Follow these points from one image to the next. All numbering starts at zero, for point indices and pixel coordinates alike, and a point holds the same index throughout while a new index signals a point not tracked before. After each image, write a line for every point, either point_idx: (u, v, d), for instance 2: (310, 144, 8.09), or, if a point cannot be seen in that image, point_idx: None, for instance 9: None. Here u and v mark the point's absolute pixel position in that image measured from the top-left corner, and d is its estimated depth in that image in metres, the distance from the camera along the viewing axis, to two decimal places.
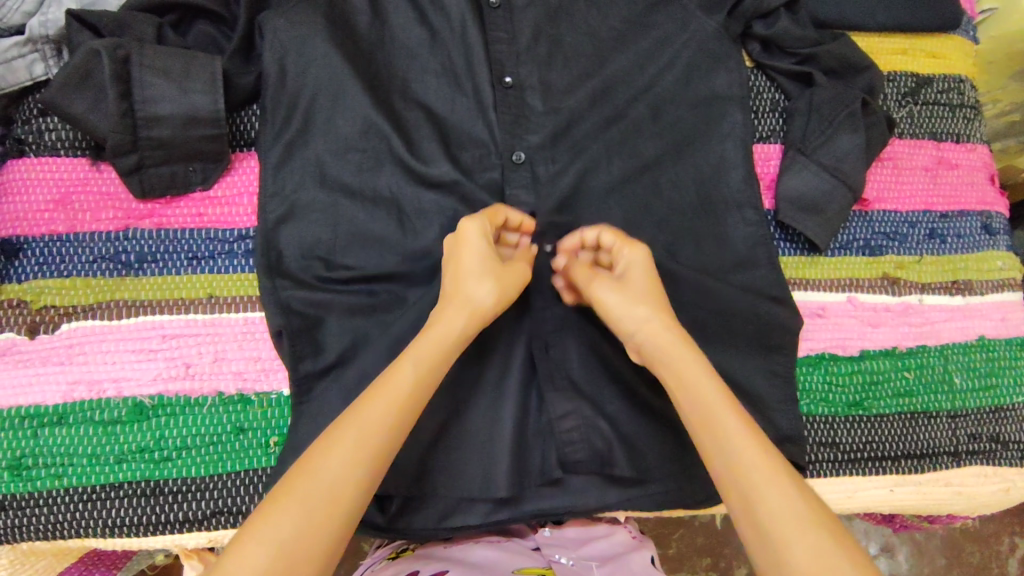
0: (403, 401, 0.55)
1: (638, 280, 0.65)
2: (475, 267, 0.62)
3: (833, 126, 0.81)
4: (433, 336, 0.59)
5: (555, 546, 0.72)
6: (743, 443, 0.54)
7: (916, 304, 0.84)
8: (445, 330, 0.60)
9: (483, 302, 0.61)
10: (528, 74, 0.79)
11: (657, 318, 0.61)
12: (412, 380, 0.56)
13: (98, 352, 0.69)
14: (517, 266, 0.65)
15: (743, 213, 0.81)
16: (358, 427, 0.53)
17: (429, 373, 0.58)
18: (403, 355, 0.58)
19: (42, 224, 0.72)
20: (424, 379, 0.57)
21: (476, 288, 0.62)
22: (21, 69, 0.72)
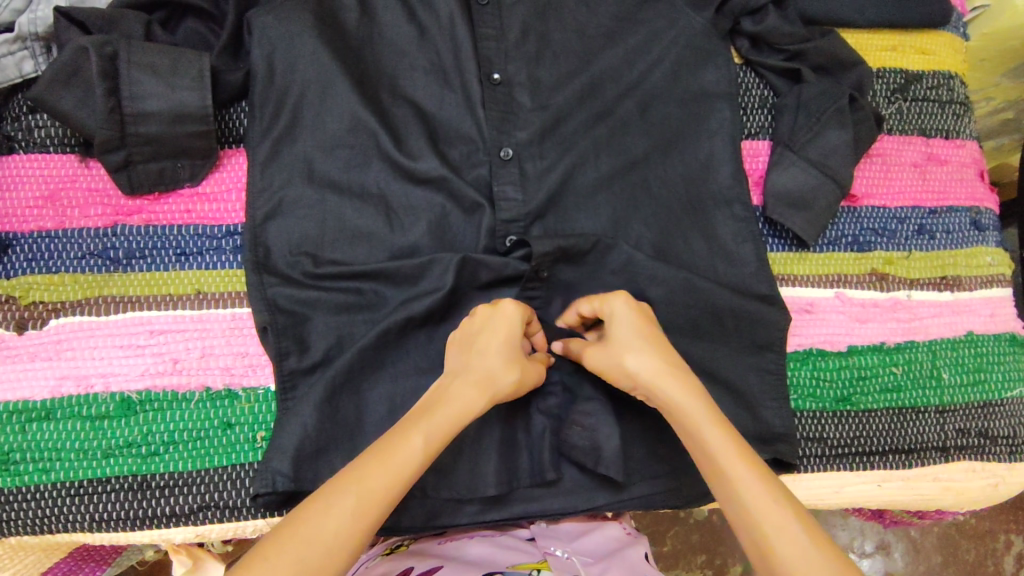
0: (409, 477, 0.56)
1: (626, 332, 0.64)
2: (499, 352, 0.63)
3: (822, 121, 0.81)
4: (448, 412, 0.60)
5: (551, 539, 0.72)
6: (752, 489, 0.56)
7: (904, 299, 0.84)
8: (457, 406, 0.60)
9: (501, 386, 0.62)
10: (517, 71, 0.79)
11: (650, 369, 0.62)
12: (420, 454, 0.57)
13: (86, 348, 0.70)
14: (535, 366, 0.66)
15: (731, 209, 0.82)
16: (364, 494, 0.54)
17: (438, 447, 0.59)
18: (416, 422, 0.58)
19: (31, 221, 0.72)
20: (433, 454, 0.58)
21: (494, 370, 0.62)
22: (10, 66, 0.72)
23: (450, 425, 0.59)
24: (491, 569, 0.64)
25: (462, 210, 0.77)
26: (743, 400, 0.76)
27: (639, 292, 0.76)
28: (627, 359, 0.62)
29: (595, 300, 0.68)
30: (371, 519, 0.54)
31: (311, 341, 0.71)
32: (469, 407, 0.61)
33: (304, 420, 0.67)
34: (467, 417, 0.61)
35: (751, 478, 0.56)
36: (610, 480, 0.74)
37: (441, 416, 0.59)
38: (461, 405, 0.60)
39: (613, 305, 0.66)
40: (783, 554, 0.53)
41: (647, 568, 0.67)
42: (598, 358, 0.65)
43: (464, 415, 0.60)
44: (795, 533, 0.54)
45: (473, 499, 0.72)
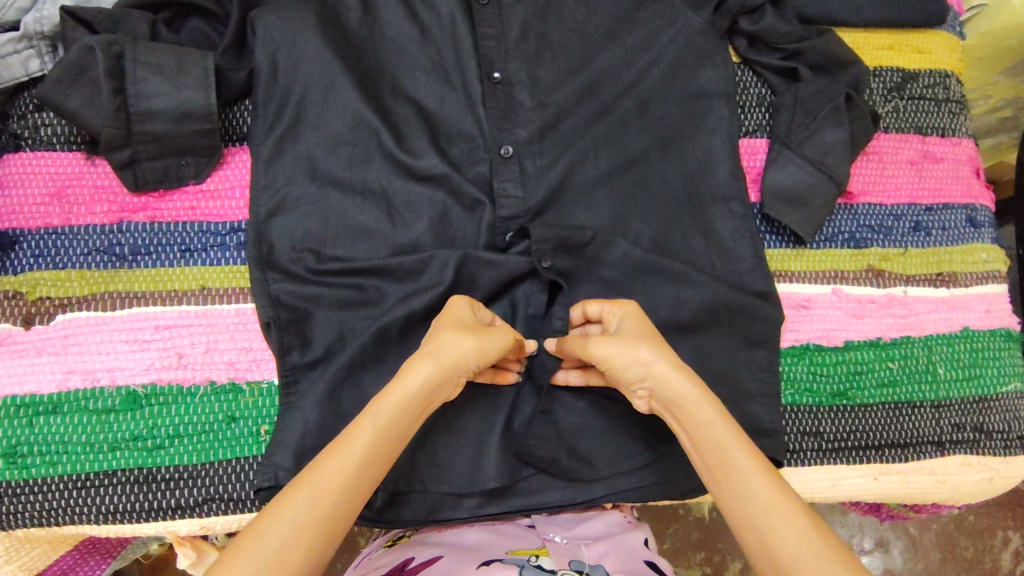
0: (363, 456, 0.56)
1: (636, 329, 0.66)
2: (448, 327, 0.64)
3: (818, 120, 0.82)
4: (400, 389, 0.60)
5: (550, 525, 0.73)
6: (757, 482, 0.56)
7: (900, 295, 0.85)
8: (405, 383, 0.60)
9: (453, 353, 0.62)
10: (517, 70, 0.80)
11: (661, 361, 0.62)
12: (371, 433, 0.57)
13: (93, 343, 0.71)
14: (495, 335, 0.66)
15: (729, 206, 0.82)
16: (320, 479, 0.54)
17: (393, 425, 0.58)
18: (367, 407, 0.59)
19: (37, 217, 0.73)
20: (389, 429, 0.58)
21: (446, 342, 0.62)
22: (16, 65, 0.73)
23: (403, 402, 0.59)
24: (490, 555, 0.64)
25: (463, 206, 0.78)
26: (739, 395, 0.77)
27: (637, 288, 0.77)
28: (642, 349, 0.63)
29: (609, 302, 0.69)
30: (328, 502, 0.53)
31: (314, 336, 0.72)
32: (418, 381, 0.60)
33: (306, 414, 0.68)
34: (418, 393, 0.60)
35: (756, 473, 0.56)
36: (608, 474, 0.75)
37: (389, 396, 0.59)
38: (410, 382, 0.60)
39: (626, 310, 0.68)
40: (785, 541, 0.52)
41: (645, 553, 0.68)
42: (606, 348, 0.64)
43: (414, 390, 0.60)
44: (804, 529, 0.53)
45: (473, 493, 0.73)
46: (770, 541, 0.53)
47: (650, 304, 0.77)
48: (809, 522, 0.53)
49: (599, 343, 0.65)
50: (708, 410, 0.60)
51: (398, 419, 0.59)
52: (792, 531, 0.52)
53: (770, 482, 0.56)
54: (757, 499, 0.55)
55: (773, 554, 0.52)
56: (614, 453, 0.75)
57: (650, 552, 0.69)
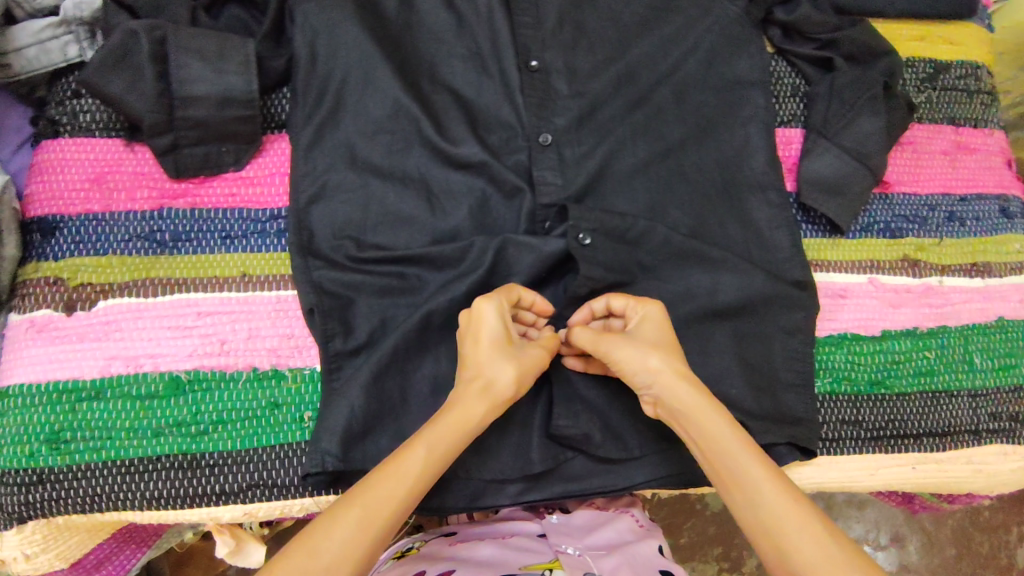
0: (415, 481, 0.57)
1: (653, 335, 0.67)
2: (494, 348, 0.64)
3: (855, 109, 0.83)
4: (448, 419, 0.61)
5: (562, 534, 0.73)
6: (769, 493, 0.57)
7: (936, 285, 0.85)
8: (459, 416, 0.61)
9: (502, 385, 0.62)
10: (553, 59, 0.81)
11: (672, 370, 0.63)
12: (424, 461, 0.58)
13: (135, 329, 0.70)
14: (535, 351, 0.66)
15: (766, 195, 0.83)
16: (367, 506, 0.55)
17: (445, 454, 0.60)
18: (418, 435, 0.59)
19: (77, 204, 0.73)
20: (435, 462, 0.59)
21: (492, 372, 0.63)
22: (55, 51, 0.74)
23: (455, 433, 0.60)
24: (503, 570, 0.65)
25: (502, 194, 0.78)
26: (777, 383, 0.78)
27: (675, 274, 0.78)
28: (652, 356, 0.64)
29: (626, 299, 0.69)
30: (379, 525, 0.55)
31: (355, 323, 0.72)
32: (470, 415, 0.61)
33: (351, 402, 0.68)
34: (469, 425, 0.61)
35: (768, 481, 0.58)
36: (650, 461, 0.75)
37: (442, 426, 0.60)
38: (462, 416, 0.61)
39: (648, 310, 0.68)
40: (805, 554, 0.54)
41: (659, 562, 0.68)
42: (625, 352, 0.65)
43: (467, 424, 0.61)
44: (821, 538, 0.55)
45: (515, 481, 0.73)
46: (789, 552, 0.55)
47: (688, 291, 0.77)
48: (827, 534, 0.55)
49: (617, 347, 0.65)
50: (720, 422, 0.61)
51: (451, 446, 0.60)
52: (811, 542, 0.55)
53: (783, 492, 0.57)
54: (774, 510, 0.57)
55: (791, 564, 0.55)
56: (655, 439, 0.75)
57: (665, 559, 0.69)
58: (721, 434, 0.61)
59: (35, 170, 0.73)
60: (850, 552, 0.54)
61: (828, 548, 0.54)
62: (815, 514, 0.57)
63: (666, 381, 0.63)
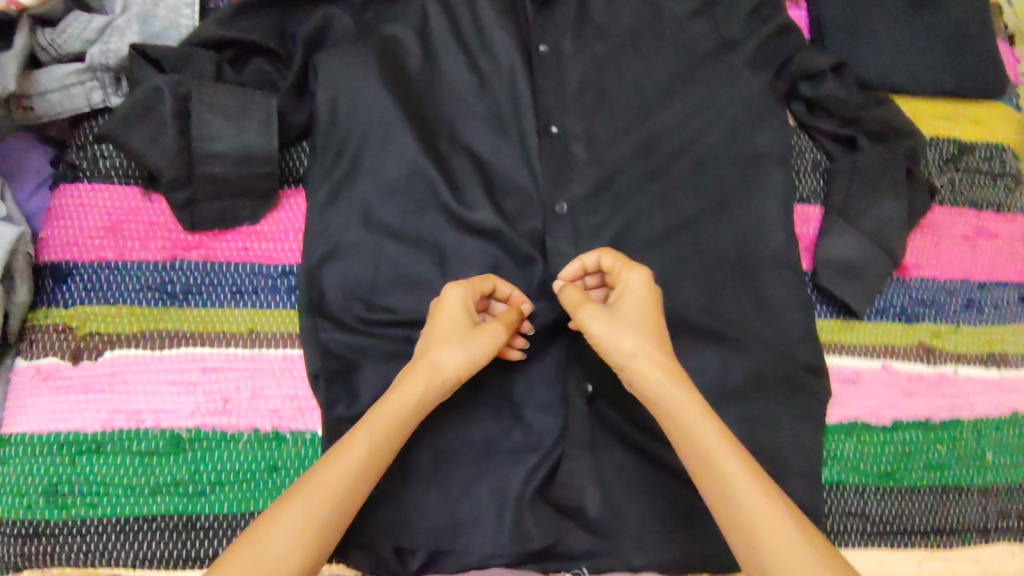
0: (360, 468, 0.57)
1: (634, 310, 0.66)
2: (448, 334, 0.64)
3: (876, 191, 0.82)
4: (391, 404, 0.60)
5: None
6: (749, 494, 0.56)
7: (950, 374, 0.83)
8: (401, 397, 0.61)
9: (447, 370, 0.62)
10: (573, 125, 0.82)
11: (644, 353, 0.62)
12: (367, 445, 0.58)
13: (139, 382, 0.70)
14: (498, 331, 0.65)
15: (782, 273, 0.81)
16: (312, 496, 0.54)
17: (387, 437, 0.59)
18: (360, 423, 0.59)
19: (91, 251, 0.73)
20: (381, 448, 0.58)
21: (437, 359, 0.63)
22: (79, 96, 0.74)
23: (397, 417, 0.60)
24: None
25: (515, 262, 0.78)
26: (784, 470, 0.75)
27: (684, 349, 0.77)
28: (629, 340, 0.63)
29: (613, 262, 0.68)
30: (324, 510, 0.54)
31: (360, 389, 0.71)
32: (413, 394, 0.61)
33: None
34: (414, 405, 0.61)
35: (744, 477, 0.57)
36: (654, 546, 0.72)
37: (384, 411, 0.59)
38: (401, 400, 0.61)
39: (631, 277, 0.67)
40: (778, 560, 0.53)
41: None
42: (597, 323, 0.64)
43: (409, 405, 0.61)
44: (795, 542, 0.54)
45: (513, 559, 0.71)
46: (763, 555, 0.54)
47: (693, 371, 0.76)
48: (802, 539, 0.54)
49: (591, 316, 0.64)
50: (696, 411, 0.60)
51: (394, 426, 0.60)
52: (787, 545, 0.54)
53: (761, 493, 0.56)
54: (751, 509, 0.55)
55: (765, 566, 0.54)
56: (658, 526, 0.72)
57: None
58: (699, 427, 0.59)
59: (52, 214, 0.74)
60: (823, 553, 0.53)
61: (800, 555, 0.53)
62: (790, 512, 0.56)
63: (639, 365, 0.62)
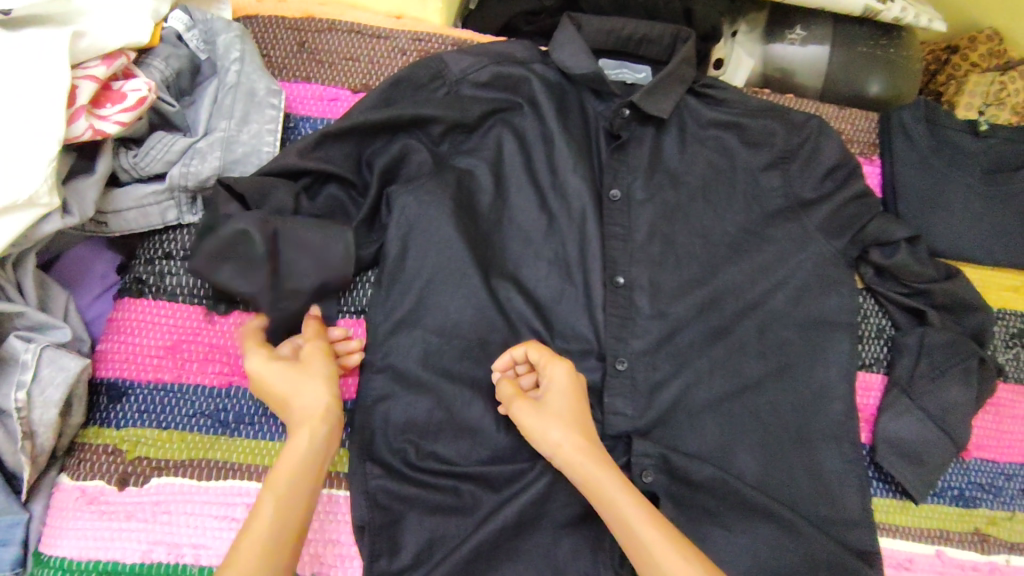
0: (270, 534, 0.58)
1: (561, 401, 0.69)
2: (287, 378, 0.66)
3: (945, 374, 0.80)
4: (285, 466, 0.62)
5: None
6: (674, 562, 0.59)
7: (1003, 564, 0.81)
8: (294, 453, 0.63)
9: (312, 407, 0.65)
10: (639, 275, 0.81)
11: (570, 440, 0.66)
12: (274, 511, 0.59)
13: (182, 514, 0.69)
14: (312, 357, 0.68)
15: (840, 446, 0.79)
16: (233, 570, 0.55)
17: (292, 495, 0.61)
18: (263, 493, 0.61)
19: (149, 370, 0.73)
20: (288, 506, 0.60)
21: (303, 403, 0.65)
22: (154, 214, 0.75)
23: (296, 473, 0.62)
24: None
25: None
26: None
27: (740, 522, 0.75)
28: (553, 429, 0.67)
29: (538, 355, 0.71)
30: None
31: (403, 542, 0.70)
32: (301, 445, 0.63)
33: None
34: (309, 461, 0.63)
35: (663, 545, 0.61)
36: None
37: (283, 469, 0.61)
38: (295, 451, 0.63)
39: (554, 371, 0.71)
40: None
41: None
42: (528, 418, 0.68)
43: (301, 460, 0.62)
44: None
45: None
46: None
47: (750, 547, 0.74)
48: None
49: (522, 413, 0.69)
50: (613, 486, 0.64)
51: (297, 484, 0.61)
52: None
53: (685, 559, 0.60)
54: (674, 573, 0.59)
55: None
56: None
57: None
58: (615, 500, 0.64)
59: (112, 328, 0.74)
60: None
61: None
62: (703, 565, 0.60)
63: (564, 452, 0.66)
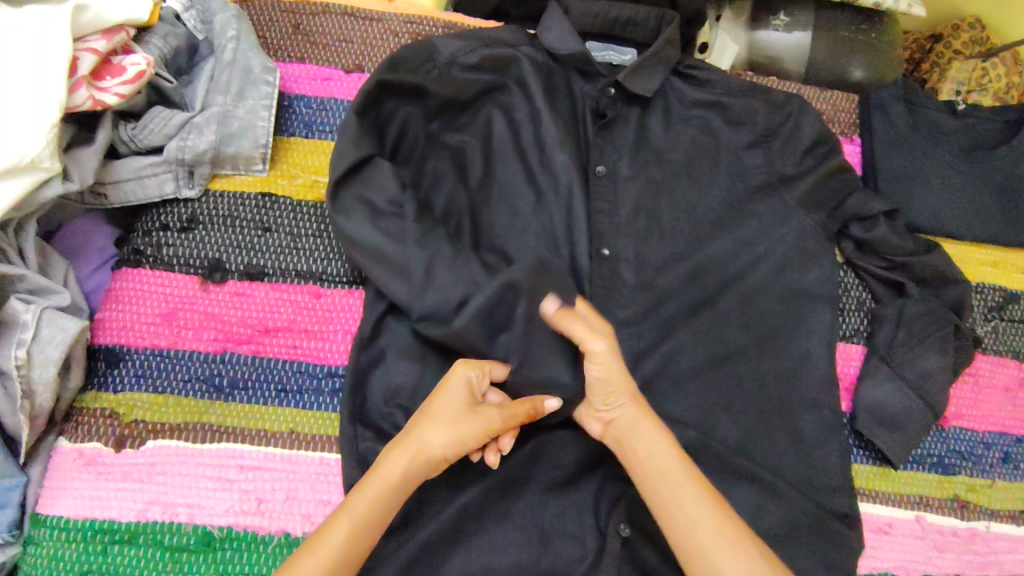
0: (342, 549, 0.59)
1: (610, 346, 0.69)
2: (440, 413, 0.65)
3: (921, 342, 0.83)
4: (375, 485, 0.62)
5: None
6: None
7: (982, 530, 0.83)
8: (384, 473, 0.62)
9: (428, 447, 0.64)
10: (624, 247, 0.83)
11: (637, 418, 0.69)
12: (348, 527, 0.60)
13: (177, 475, 0.71)
14: (490, 412, 0.66)
15: (821, 414, 0.81)
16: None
17: (371, 511, 0.61)
18: (343, 506, 0.61)
19: (145, 337, 0.75)
20: (363, 523, 0.60)
21: (427, 441, 0.64)
22: (152, 186, 0.77)
23: (385, 494, 0.62)
24: None
25: None
26: None
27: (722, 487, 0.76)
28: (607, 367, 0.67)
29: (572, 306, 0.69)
30: None
31: None
32: (393, 470, 0.62)
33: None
34: (395, 482, 0.62)
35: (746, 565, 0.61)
36: None
37: (368, 489, 0.61)
38: (386, 474, 0.62)
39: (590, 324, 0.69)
40: None
41: None
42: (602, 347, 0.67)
43: (389, 480, 0.62)
44: None
45: None
46: None
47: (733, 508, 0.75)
48: None
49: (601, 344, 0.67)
50: (692, 488, 0.65)
51: (378, 500, 0.61)
52: None
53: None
54: None
55: None
56: None
57: None
58: (699, 510, 0.64)
59: (110, 297, 0.76)
60: None
61: None
62: None
63: (642, 433, 0.68)
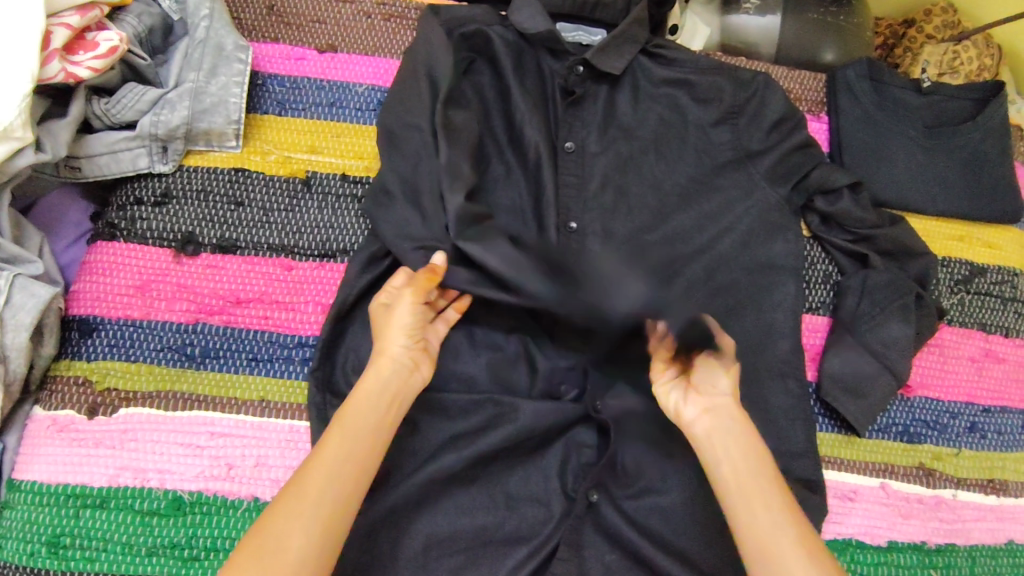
0: (337, 470, 0.59)
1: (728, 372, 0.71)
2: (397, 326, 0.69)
3: (884, 311, 0.84)
4: (357, 412, 0.63)
5: None
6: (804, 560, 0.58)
7: (949, 498, 0.84)
8: (366, 401, 0.63)
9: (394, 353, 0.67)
10: (591, 221, 0.84)
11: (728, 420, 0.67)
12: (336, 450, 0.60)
13: (149, 441, 0.72)
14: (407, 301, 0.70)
15: (787, 383, 0.82)
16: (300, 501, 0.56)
17: (358, 437, 0.61)
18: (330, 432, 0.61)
19: (119, 308, 0.76)
20: (354, 447, 0.61)
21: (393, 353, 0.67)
22: (126, 161, 0.78)
23: (365, 419, 0.62)
24: None
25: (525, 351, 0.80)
26: None
27: (687, 453, 0.75)
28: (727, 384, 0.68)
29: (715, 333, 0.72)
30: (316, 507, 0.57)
31: None
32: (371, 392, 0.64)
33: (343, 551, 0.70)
34: (376, 409, 0.63)
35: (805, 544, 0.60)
36: None
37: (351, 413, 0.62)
38: (365, 403, 0.63)
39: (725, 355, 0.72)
40: None
41: None
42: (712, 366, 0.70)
43: (372, 406, 0.63)
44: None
45: None
46: None
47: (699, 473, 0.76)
48: None
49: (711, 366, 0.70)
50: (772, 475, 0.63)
51: (366, 428, 0.62)
52: None
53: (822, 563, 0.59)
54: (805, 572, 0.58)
55: None
56: None
57: None
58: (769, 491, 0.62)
59: (84, 269, 0.77)
60: None
61: None
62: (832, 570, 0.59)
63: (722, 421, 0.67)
